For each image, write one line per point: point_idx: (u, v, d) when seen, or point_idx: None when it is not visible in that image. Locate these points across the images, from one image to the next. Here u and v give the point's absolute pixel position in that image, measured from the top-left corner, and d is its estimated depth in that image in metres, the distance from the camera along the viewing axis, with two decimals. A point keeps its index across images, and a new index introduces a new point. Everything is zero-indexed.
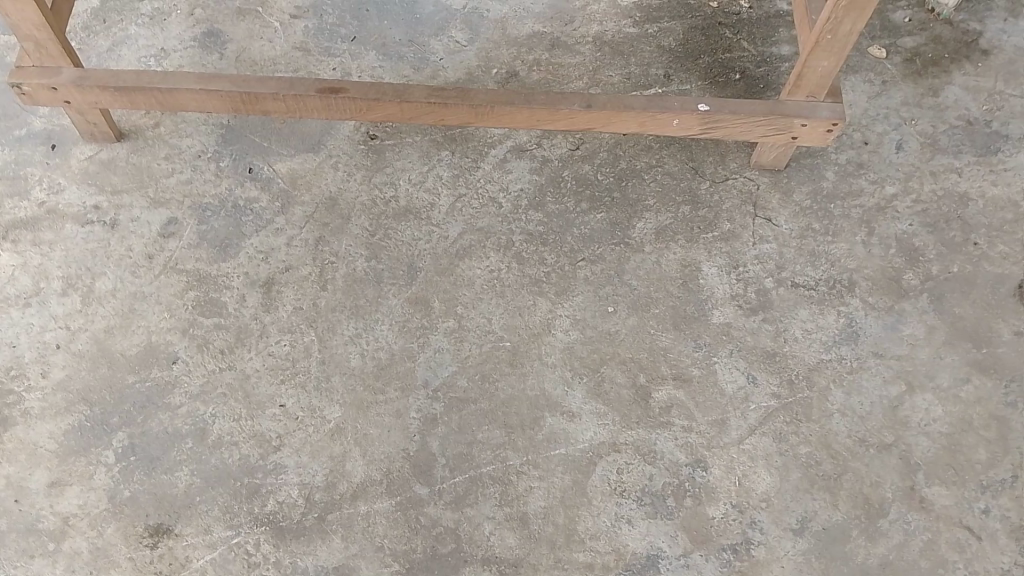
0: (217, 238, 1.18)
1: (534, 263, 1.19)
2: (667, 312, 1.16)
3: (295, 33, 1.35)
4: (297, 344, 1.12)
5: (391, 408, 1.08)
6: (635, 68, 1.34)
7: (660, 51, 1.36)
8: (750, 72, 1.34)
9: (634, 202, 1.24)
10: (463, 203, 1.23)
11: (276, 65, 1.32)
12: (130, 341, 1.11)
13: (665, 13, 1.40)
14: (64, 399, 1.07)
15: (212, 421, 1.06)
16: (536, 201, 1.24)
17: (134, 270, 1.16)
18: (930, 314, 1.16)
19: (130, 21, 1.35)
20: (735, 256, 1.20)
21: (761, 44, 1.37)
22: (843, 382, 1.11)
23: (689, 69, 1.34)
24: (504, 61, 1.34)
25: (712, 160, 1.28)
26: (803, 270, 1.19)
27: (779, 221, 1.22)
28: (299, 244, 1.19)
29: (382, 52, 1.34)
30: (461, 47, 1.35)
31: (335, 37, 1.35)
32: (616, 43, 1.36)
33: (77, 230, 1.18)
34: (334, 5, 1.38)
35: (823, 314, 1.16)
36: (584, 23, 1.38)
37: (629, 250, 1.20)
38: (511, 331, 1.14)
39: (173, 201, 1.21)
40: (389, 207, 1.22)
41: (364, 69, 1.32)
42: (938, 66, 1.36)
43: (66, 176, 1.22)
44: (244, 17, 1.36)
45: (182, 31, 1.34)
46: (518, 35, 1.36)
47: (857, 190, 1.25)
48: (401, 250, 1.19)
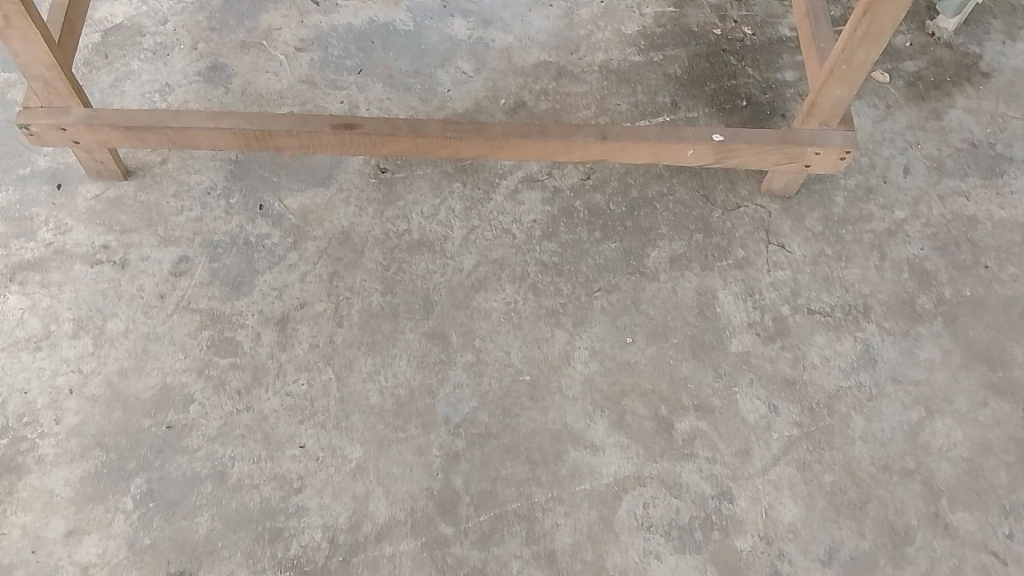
0: (231, 275, 1.17)
1: (550, 294, 1.19)
2: (685, 341, 1.15)
3: (301, 66, 1.34)
4: (315, 382, 1.10)
5: (413, 445, 1.07)
6: (643, 95, 1.35)
7: (666, 79, 1.37)
8: (756, 99, 1.35)
9: (647, 230, 1.24)
10: (477, 235, 1.23)
11: (283, 98, 1.31)
12: (145, 383, 1.09)
13: (669, 40, 1.40)
14: (79, 444, 1.05)
15: (231, 463, 1.05)
16: (550, 231, 1.24)
17: (146, 310, 1.14)
18: (945, 337, 1.17)
19: (133, 56, 1.34)
20: (751, 283, 1.20)
21: (766, 70, 1.38)
22: (864, 408, 1.11)
23: (696, 96, 1.35)
24: (511, 92, 1.34)
25: (723, 187, 1.28)
26: (818, 296, 1.19)
27: (793, 247, 1.23)
28: (313, 280, 1.18)
29: (389, 84, 1.34)
30: (469, 78, 1.36)
31: (342, 69, 1.35)
32: (621, 71, 1.37)
33: (86, 270, 1.16)
34: (339, 37, 1.37)
35: (841, 339, 1.16)
36: (590, 52, 1.39)
37: (644, 279, 1.20)
38: (531, 364, 1.13)
39: (184, 239, 1.19)
40: (402, 240, 1.22)
41: (371, 102, 1.32)
42: (940, 89, 1.37)
43: (72, 216, 1.20)
44: (249, 50, 1.35)
45: (187, 66, 1.33)
46: (524, 65, 1.37)
47: (867, 215, 1.26)
48: (416, 284, 1.18)
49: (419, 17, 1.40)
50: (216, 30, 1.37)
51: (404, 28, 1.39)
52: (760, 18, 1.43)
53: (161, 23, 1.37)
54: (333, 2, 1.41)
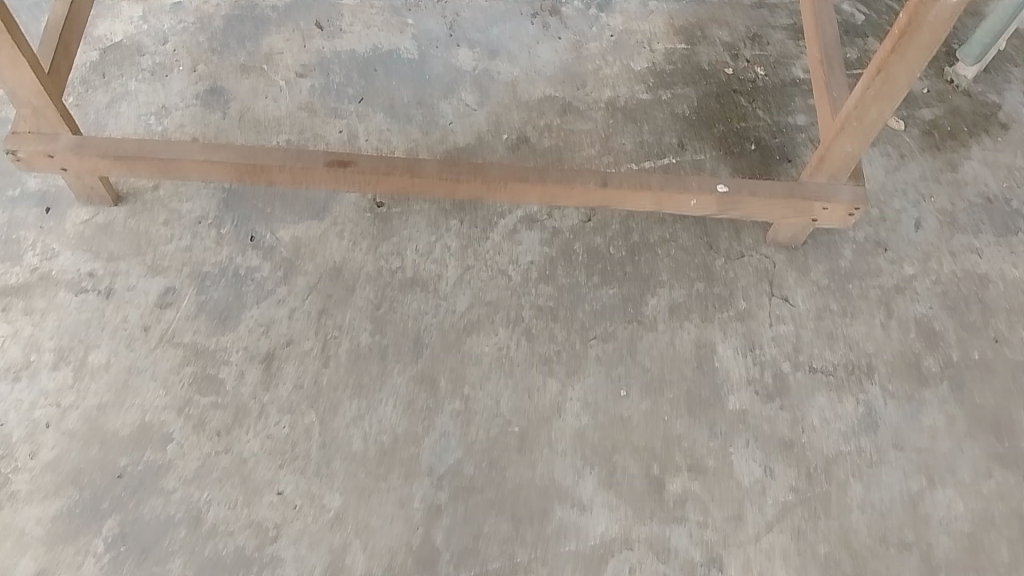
0: (217, 308, 1.14)
1: (544, 340, 1.15)
2: (681, 396, 1.12)
3: (302, 92, 1.32)
4: (297, 425, 1.07)
5: (394, 497, 1.04)
6: (649, 135, 1.32)
7: (674, 118, 1.33)
8: (765, 143, 1.32)
9: (647, 276, 1.21)
10: (471, 275, 1.20)
11: (281, 125, 1.29)
12: (123, 420, 1.07)
13: (679, 78, 1.37)
14: (53, 481, 1.03)
15: (207, 507, 1.02)
16: (547, 274, 1.21)
17: (129, 343, 1.11)
18: (950, 402, 1.13)
19: (130, 76, 1.31)
20: (752, 337, 1.17)
21: (777, 113, 1.34)
22: (862, 474, 1.07)
23: (703, 138, 1.32)
24: (515, 126, 1.32)
25: (728, 234, 1.24)
26: (820, 353, 1.16)
27: (796, 300, 1.20)
28: (302, 316, 1.15)
29: (390, 114, 1.31)
30: (471, 111, 1.33)
31: (343, 97, 1.32)
32: (629, 109, 1.34)
33: (71, 299, 1.14)
34: (341, 63, 1.34)
35: (841, 401, 1.13)
36: (596, 87, 1.36)
37: (642, 328, 1.17)
38: (521, 414, 1.10)
39: (172, 268, 1.16)
40: (395, 278, 1.19)
41: (371, 132, 1.30)
42: (957, 139, 1.33)
43: (60, 241, 1.17)
44: (248, 74, 1.33)
45: (184, 88, 1.31)
46: (529, 99, 1.34)
47: (874, 269, 1.22)
48: (407, 324, 1.15)
49: (425, 46, 1.37)
50: (217, 52, 1.34)
51: (409, 56, 1.36)
52: (774, 58, 1.39)
53: (161, 43, 1.34)
54: (337, 28, 1.38)
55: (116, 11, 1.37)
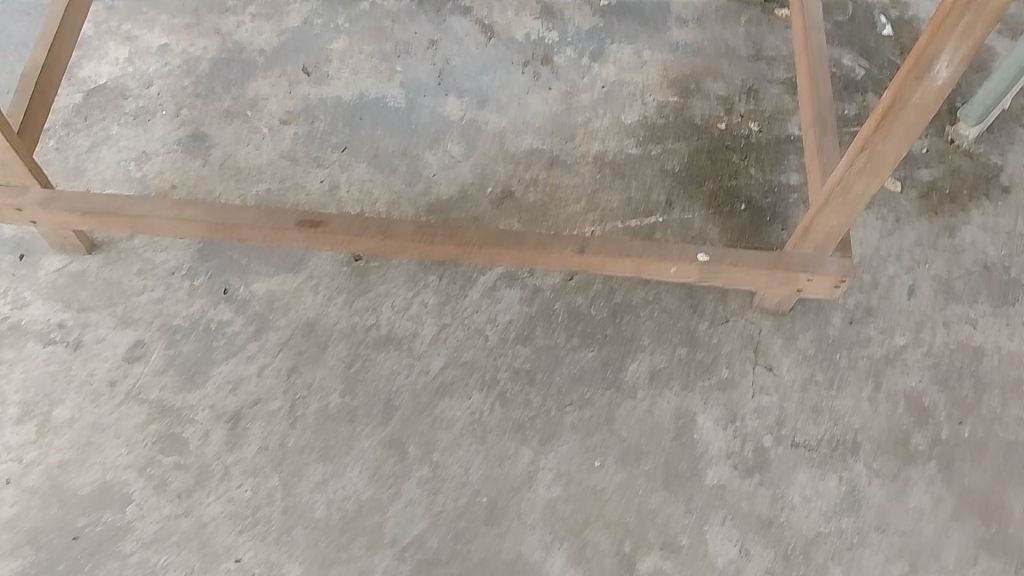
0: (186, 364, 1.12)
1: (518, 405, 1.12)
2: (657, 469, 1.08)
3: (285, 140, 1.30)
4: (260, 489, 1.05)
5: (355, 568, 1.01)
6: (636, 192, 1.29)
7: (663, 175, 1.31)
8: (757, 202, 1.29)
9: (627, 339, 1.18)
10: (447, 333, 1.17)
11: (262, 174, 1.27)
12: (85, 478, 1.05)
13: (670, 132, 1.34)
14: (10, 540, 1.01)
15: (162, 573, 1.00)
16: (525, 334, 1.18)
17: (95, 398, 1.10)
18: (938, 483, 1.09)
19: (113, 119, 1.30)
20: (733, 407, 1.13)
21: (770, 171, 1.31)
22: (842, 558, 1.03)
23: (693, 195, 1.29)
24: (499, 179, 1.29)
25: (713, 297, 1.21)
26: (804, 427, 1.12)
27: (781, 370, 1.16)
28: (271, 374, 1.13)
29: (374, 164, 1.29)
30: (457, 162, 1.31)
31: (326, 145, 1.30)
32: (617, 163, 1.32)
33: (40, 350, 1.12)
34: (327, 110, 1.33)
35: (824, 478, 1.09)
36: (585, 141, 1.33)
37: (620, 395, 1.13)
38: (490, 483, 1.07)
39: (143, 321, 1.15)
40: (369, 335, 1.16)
41: (353, 183, 1.27)
42: (956, 203, 1.29)
43: (31, 289, 1.16)
44: (232, 120, 1.31)
45: (166, 133, 1.29)
46: (516, 151, 1.32)
47: (864, 339, 1.19)
48: (378, 385, 1.12)
49: (412, 94, 1.35)
50: (201, 96, 1.33)
51: (395, 105, 1.34)
52: (769, 113, 1.36)
53: (145, 85, 1.33)
54: (324, 73, 1.36)
55: (102, 52, 1.36)
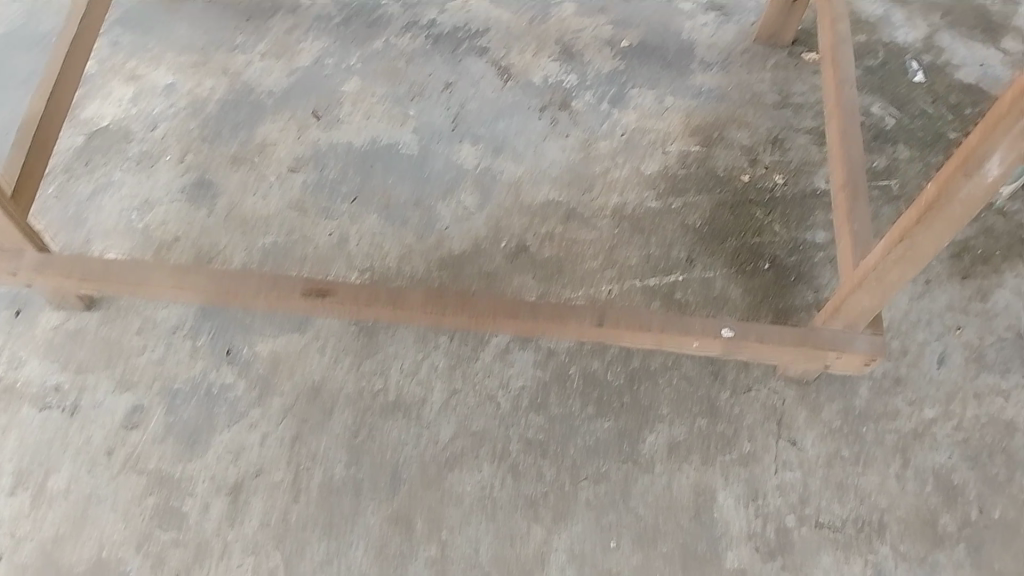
0: (187, 431, 1.09)
1: (531, 478, 1.08)
2: (674, 550, 1.04)
3: (293, 189, 1.25)
4: (261, 568, 1.01)
5: None
6: (656, 248, 1.24)
7: (684, 230, 1.26)
8: (781, 261, 1.24)
9: (645, 408, 1.13)
10: (458, 400, 1.13)
11: (269, 226, 1.23)
12: (79, 554, 1.01)
13: (691, 184, 1.29)
14: None
15: None
16: (538, 401, 1.13)
17: (91, 467, 1.06)
18: (967, 568, 1.04)
19: (116, 165, 1.26)
20: (755, 485, 1.09)
21: (795, 228, 1.26)
22: None
23: (714, 252, 1.24)
24: (514, 232, 1.25)
25: (735, 363, 1.17)
26: (829, 506, 1.08)
27: (805, 444, 1.11)
28: (274, 442, 1.09)
29: (384, 214, 1.25)
30: (470, 214, 1.26)
31: (336, 194, 1.26)
32: (636, 217, 1.27)
33: (34, 415, 1.09)
34: (336, 157, 1.28)
35: (849, 563, 1.04)
36: (603, 192, 1.28)
37: (637, 469, 1.09)
38: (501, 564, 1.02)
39: (142, 384, 1.11)
40: (376, 401, 1.12)
41: (363, 235, 1.23)
42: (989, 264, 1.24)
43: (27, 349, 1.13)
44: (239, 166, 1.27)
45: (171, 180, 1.25)
46: (532, 203, 1.27)
47: (892, 411, 1.14)
48: (385, 456, 1.08)
49: (425, 140, 1.31)
50: (208, 140, 1.28)
51: (408, 152, 1.30)
52: (795, 164, 1.30)
53: (150, 128, 1.29)
54: (335, 117, 1.31)
55: (106, 91, 1.32)
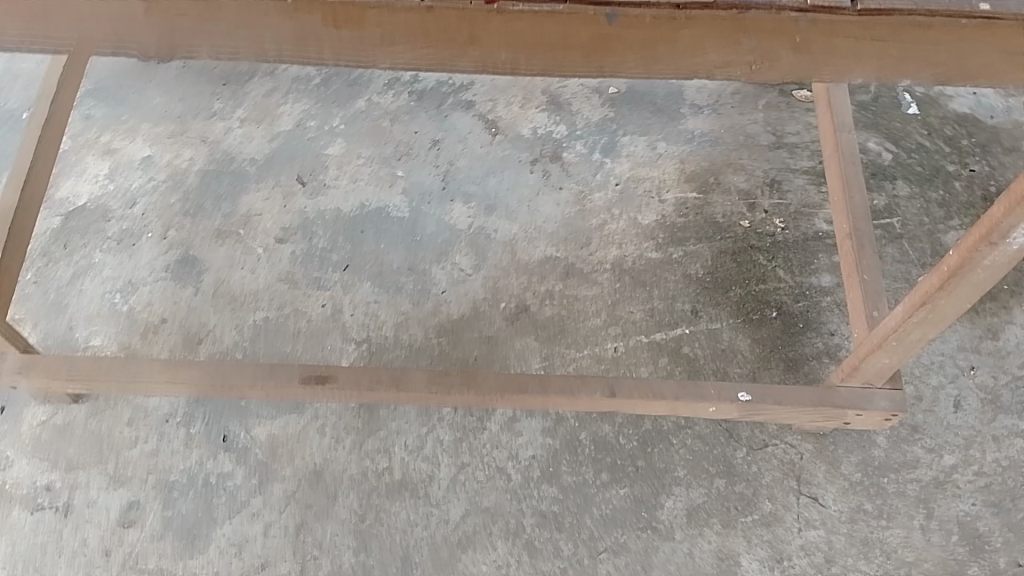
0: (185, 526, 1.04)
1: (547, 554, 1.04)
2: None
3: (282, 261, 1.21)
4: None
5: None
6: (659, 301, 1.21)
7: (687, 281, 1.23)
8: (787, 308, 1.21)
9: (660, 471, 1.09)
10: (466, 474, 1.09)
11: (258, 301, 1.18)
12: None
13: (691, 233, 1.27)
14: None
15: None
16: (550, 472, 1.09)
17: (88, 571, 1.01)
18: None
19: (95, 245, 1.21)
20: (779, 546, 1.05)
21: (800, 273, 1.24)
22: None
23: (719, 302, 1.21)
24: (513, 293, 1.21)
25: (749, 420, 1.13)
26: (855, 564, 1.04)
27: (827, 500, 1.08)
28: (278, 532, 1.04)
29: (379, 282, 1.21)
30: (467, 276, 1.22)
31: (326, 264, 1.21)
32: (637, 270, 1.24)
33: (26, 517, 1.04)
34: (325, 224, 1.24)
35: None
36: (602, 246, 1.25)
37: (657, 537, 1.05)
38: None
39: (136, 479, 1.06)
40: (382, 481, 1.08)
41: (357, 304, 1.19)
42: (997, 300, 1.22)
43: (14, 446, 1.08)
44: (222, 240, 1.22)
45: (154, 259, 1.21)
46: (529, 261, 1.24)
47: (912, 460, 1.11)
48: (395, 539, 1.04)
49: (416, 201, 1.27)
50: (190, 214, 1.24)
51: (399, 215, 1.26)
52: (794, 208, 1.29)
53: (128, 205, 1.24)
54: (321, 182, 1.28)
55: (81, 168, 1.27)
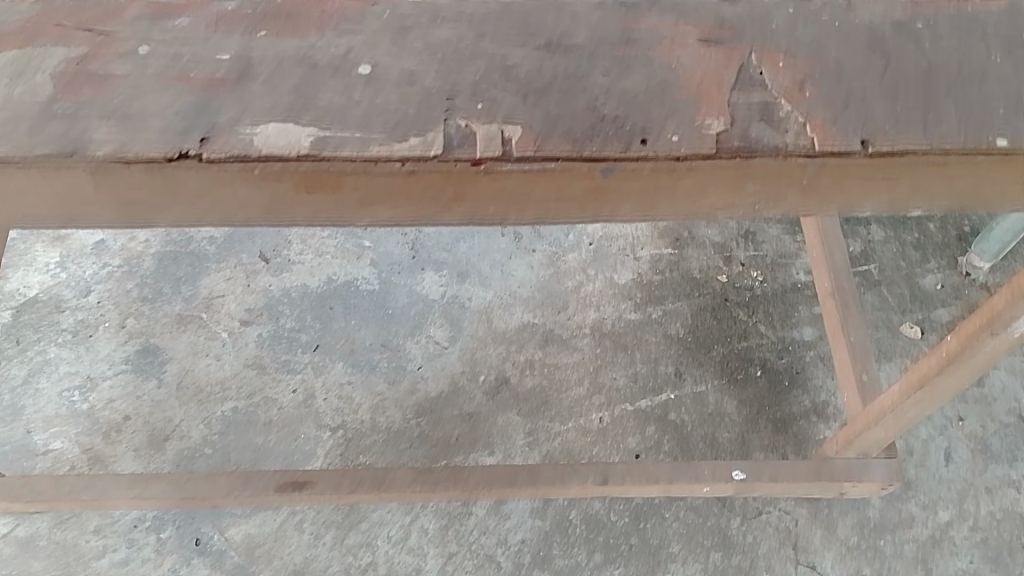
0: None
1: None
2: None
3: (248, 345, 1.16)
4: None
5: None
6: (642, 365, 1.18)
7: (668, 341, 1.20)
8: (771, 364, 1.19)
9: (656, 548, 1.05)
10: (454, 564, 1.04)
11: (226, 389, 1.12)
12: None
13: (669, 290, 1.25)
14: None
15: None
16: (541, 556, 1.05)
17: None
18: None
19: (49, 339, 1.16)
20: None
21: (781, 327, 1.22)
22: None
23: (703, 362, 1.19)
24: (493, 364, 1.17)
25: None
26: None
27: (825, 566, 1.05)
28: None
29: (351, 362, 1.16)
30: (443, 349, 1.18)
31: (295, 345, 1.16)
32: (617, 333, 1.20)
33: None
34: (292, 303, 1.20)
35: None
36: (580, 309, 1.22)
37: None
38: None
39: None
40: None
41: (330, 387, 1.13)
42: None
43: None
44: (185, 327, 1.17)
45: (114, 350, 1.15)
46: (506, 330, 1.20)
47: (907, 517, 1.08)
48: None
49: (385, 273, 1.24)
50: (149, 301, 1.19)
51: (368, 288, 1.22)
52: (771, 258, 1.28)
53: (83, 293, 1.19)
54: (285, 259, 1.24)
55: (30, 259, 1.22)
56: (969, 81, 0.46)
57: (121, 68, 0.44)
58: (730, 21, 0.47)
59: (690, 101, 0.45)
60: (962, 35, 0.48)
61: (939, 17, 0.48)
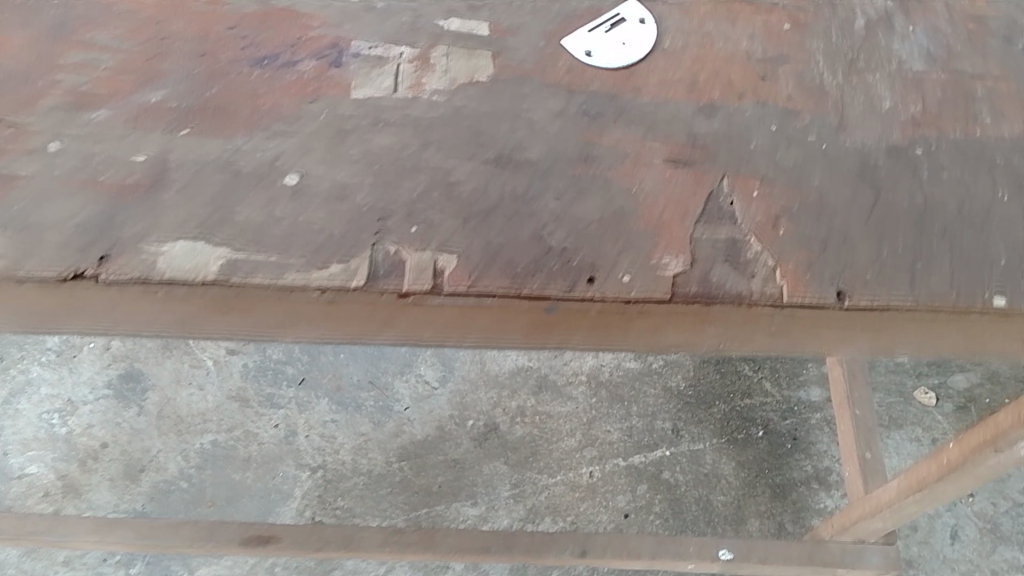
0: None
1: None
2: None
3: (231, 375, 1.11)
4: None
5: None
6: (638, 419, 1.08)
7: (668, 395, 1.10)
8: (773, 425, 1.10)
9: None
10: None
11: (207, 421, 1.08)
12: None
13: None
14: None
15: None
16: None
17: None
18: None
19: (32, 358, 1.13)
20: None
21: (787, 385, 1.14)
22: None
23: (701, 420, 1.09)
24: (484, 409, 1.11)
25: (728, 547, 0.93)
26: None
27: None
28: None
29: (337, 399, 1.11)
30: (432, 391, 1.11)
31: (281, 379, 1.12)
32: (614, 384, 1.12)
33: None
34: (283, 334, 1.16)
35: None
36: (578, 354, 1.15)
37: None
38: None
39: None
40: None
41: (314, 424, 1.08)
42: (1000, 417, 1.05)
43: None
44: (171, 352, 1.14)
45: (96, 373, 1.11)
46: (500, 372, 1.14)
47: None
48: None
49: None
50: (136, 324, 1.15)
51: None
52: None
53: None
54: None
55: None
56: (971, 223, 0.40)
57: (28, 168, 0.40)
58: (703, 139, 0.42)
59: (649, 234, 0.40)
60: (970, 167, 0.42)
61: (943, 142, 0.42)
